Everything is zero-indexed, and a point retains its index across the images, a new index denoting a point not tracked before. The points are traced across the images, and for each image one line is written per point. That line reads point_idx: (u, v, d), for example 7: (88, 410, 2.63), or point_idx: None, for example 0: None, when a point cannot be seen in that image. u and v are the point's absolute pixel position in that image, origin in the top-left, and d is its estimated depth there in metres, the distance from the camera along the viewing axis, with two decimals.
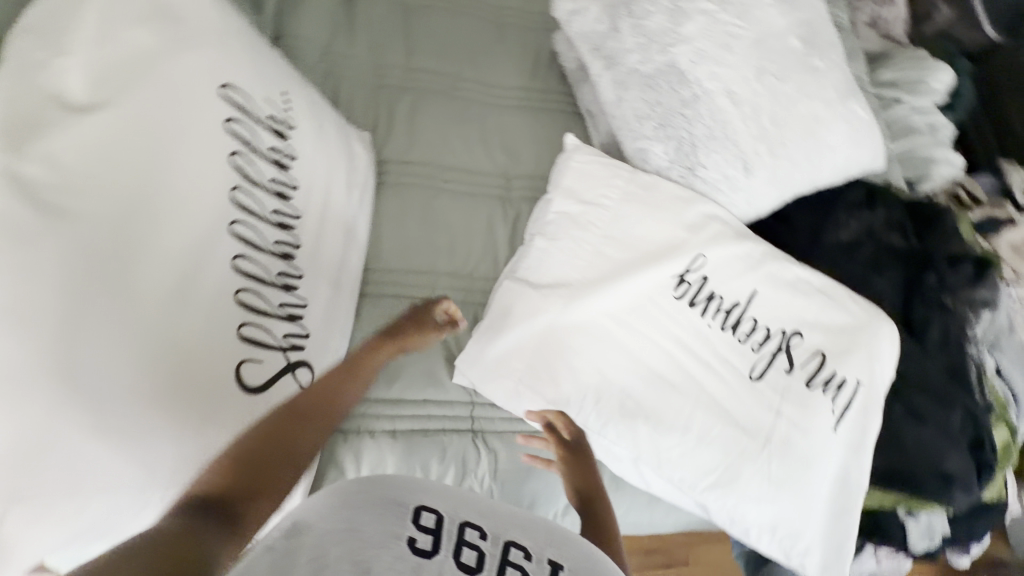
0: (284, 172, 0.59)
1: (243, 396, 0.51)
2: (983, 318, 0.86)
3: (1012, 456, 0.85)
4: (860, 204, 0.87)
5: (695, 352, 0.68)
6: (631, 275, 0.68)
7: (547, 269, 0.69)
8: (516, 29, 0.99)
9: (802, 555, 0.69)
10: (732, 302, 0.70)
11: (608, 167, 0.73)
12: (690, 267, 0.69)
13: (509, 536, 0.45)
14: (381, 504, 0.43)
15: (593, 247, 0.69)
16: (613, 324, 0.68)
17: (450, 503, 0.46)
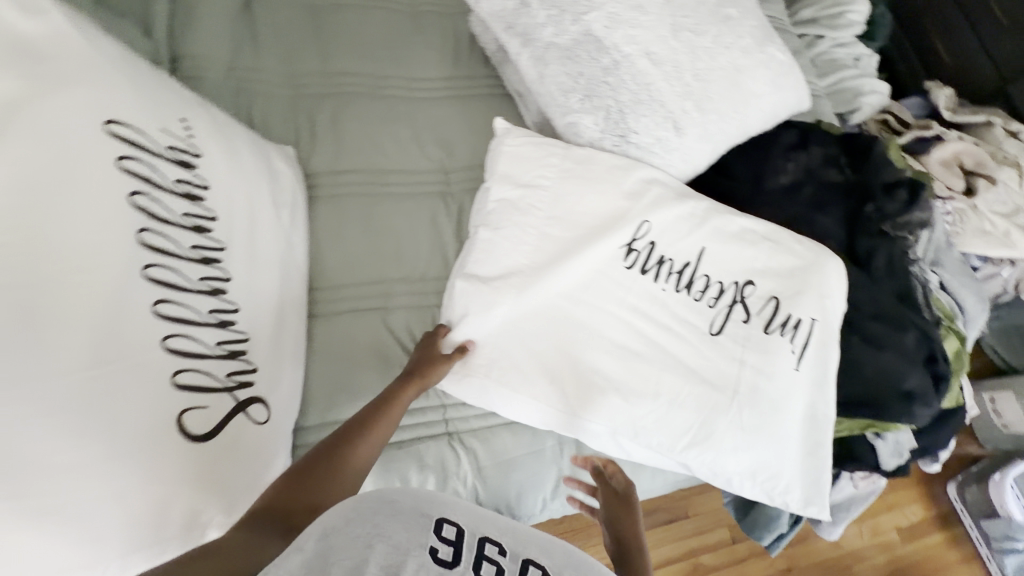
0: (197, 204, 0.55)
1: (190, 445, 0.48)
2: (923, 238, 0.89)
3: (964, 363, 0.89)
4: (794, 146, 0.88)
5: (654, 318, 0.69)
6: (579, 253, 0.68)
7: (495, 261, 0.68)
8: (430, 17, 0.95)
9: (784, 494, 0.72)
10: (683, 262, 0.70)
11: (541, 147, 0.71)
12: (636, 235, 0.69)
13: (527, 556, 0.51)
14: (409, 517, 0.49)
15: (536, 234, 0.69)
16: (568, 306, 0.68)
17: (471, 520, 0.52)
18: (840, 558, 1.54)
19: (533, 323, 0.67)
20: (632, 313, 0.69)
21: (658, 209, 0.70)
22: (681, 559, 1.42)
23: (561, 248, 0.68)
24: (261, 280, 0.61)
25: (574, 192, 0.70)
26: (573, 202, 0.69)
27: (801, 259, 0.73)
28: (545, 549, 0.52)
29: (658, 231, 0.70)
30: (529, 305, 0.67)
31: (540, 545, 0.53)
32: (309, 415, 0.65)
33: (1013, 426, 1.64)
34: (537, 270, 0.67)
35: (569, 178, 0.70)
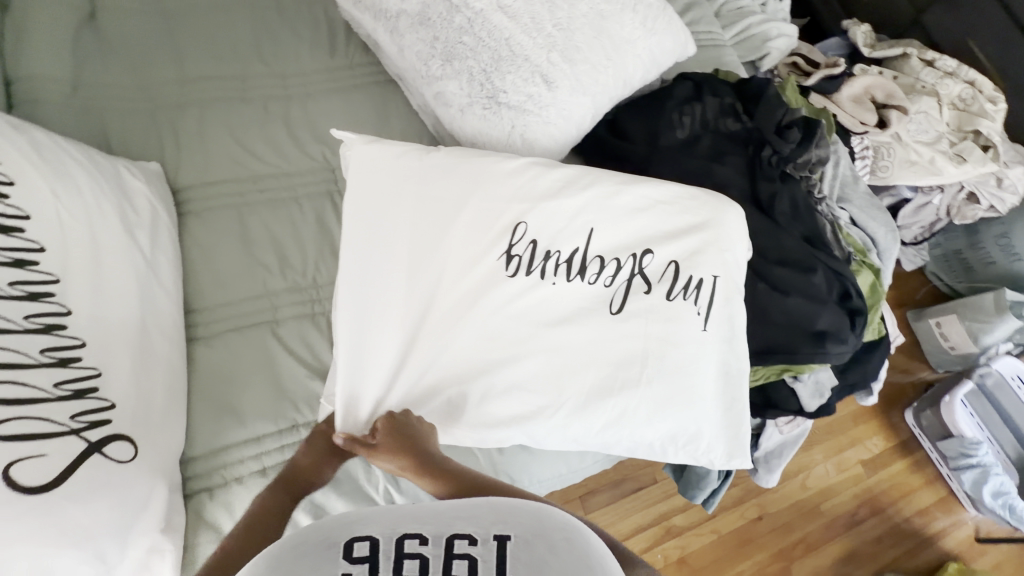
0: (15, 235, 0.51)
1: (27, 498, 0.44)
2: (826, 176, 0.89)
3: (882, 295, 0.89)
4: (688, 99, 0.87)
5: (551, 298, 0.65)
6: (455, 246, 0.64)
7: (376, 269, 0.65)
8: (298, 8, 0.90)
9: (708, 453, 0.70)
10: (572, 250, 0.66)
11: (396, 162, 0.67)
12: (513, 240, 0.64)
13: (450, 532, 0.47)
14: (316, 554, 0.44)
15: (404, 246, 0.64)
16: (446, 317, 0.63)
17: (387, 525, 0.47)
18: (808, 499, 1.57)
19: (418, 339, 0.63)
20: (528, 295, 0.64)
21: (541, 176, 0.67)
22: (652, 524, 1.43)
23: (432, 247, 0.64)
24: (115, 307, 0.56)
25: (448, 176, 0.66)
26: (449, 184, 0.65)
27: (698, 212, 0.71)
28: (471, 515, 0.48)
29: (544, 202, 0.66)
30: (408, 324, 0.63)
31: (465, 514, 0.48)
32: (197, 444, 0.62)
33: (960, 348, 1.69)
34: (409, 288, 0.64)
35: (439, 169, 0.66)
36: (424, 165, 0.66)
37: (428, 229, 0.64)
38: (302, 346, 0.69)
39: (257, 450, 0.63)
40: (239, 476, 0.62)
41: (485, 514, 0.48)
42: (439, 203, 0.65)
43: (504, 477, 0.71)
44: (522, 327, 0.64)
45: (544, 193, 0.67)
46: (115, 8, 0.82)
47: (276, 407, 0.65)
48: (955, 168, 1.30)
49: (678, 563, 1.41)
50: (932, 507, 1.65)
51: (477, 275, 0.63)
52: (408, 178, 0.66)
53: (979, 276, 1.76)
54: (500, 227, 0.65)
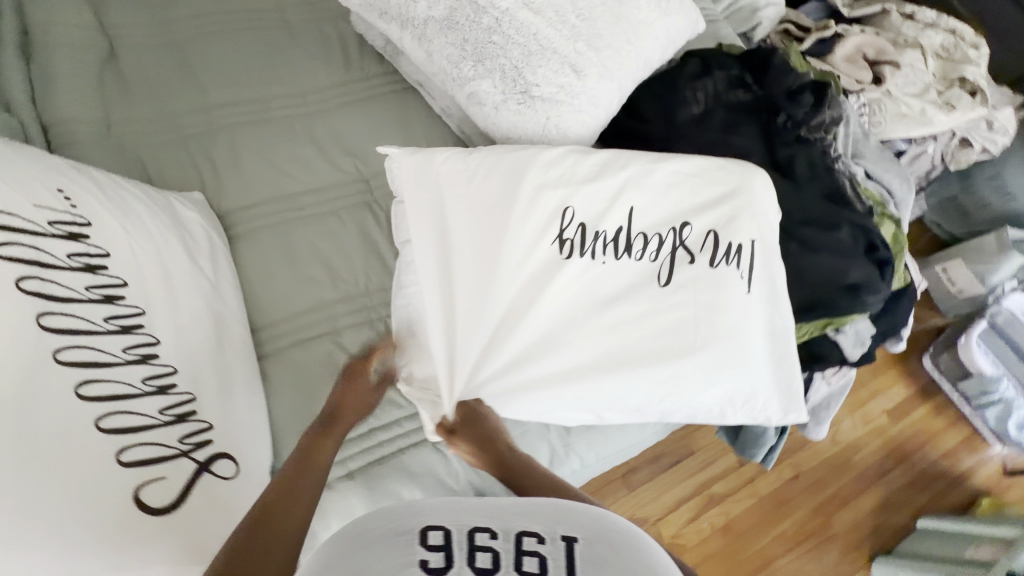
0: (99, 273, 0.53)
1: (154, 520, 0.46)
2: (840, 134, 0.92)
3: (904, 243, 0.93)
4: (699, 74, 0.90)
5: (603, 281, 0.68)
6: (512, 239, 0.66)
7: (445, 270, 0.66)
8: (309, 26, 0.92)
9: (764, 410, 0.73)
10: (618, 229, 0.69)
11: (446, 166, 0.69)
12: (564, 224, 0.67)
13: (518, 529, 0.49)
14: (390, 538, 0.47)
15: (467, 245, 0.66)
16: (518, 309, 0.65)
17: (454, 517, 0.50)
18: (839, 453, 1.61)
19: (496, 333, 0.64)
20: (584, 279, 0.67)
21: (578, 163, 0.69)
22: (694, 495, 1.46)
23: (492, 243, 0.66)
24: (192, 331, 0.58)
25: (493, 172, 0.68)
26: (494, 181, 0.68)
27: (726, 182, 0.74)
28: (533, 514, 0.51)
29: (584, 187, 0.69)
30: (483, 318, 0.64)
31: (526, 514, 0.50)
32: (283, 455, 0.64)
33: (966, 291, 1.74)
34: (479, 284, 0.65)
35: (484, 165, 0.69)
36: (471, 164, 0.68)
37: (480, 226, 0.66)
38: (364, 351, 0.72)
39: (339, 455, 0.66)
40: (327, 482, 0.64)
41: (547, 515, 0.50)
42: (489, 200, 0.67)
43: (571, 457, 0.75)
44: (585, 310, 0.67)
45: (581, 180, 0.69)
46: (131, 44, 0.83)
47: None
48: (945, 115, 1.33)
49: (723, 530, 1.45)
50: (958, 448, 1.70)
51: (541, 266, 0.66)
52: (458, 179, 0.68)
53: (975, 220, 1.82)
54: (548, 215, 0.67)
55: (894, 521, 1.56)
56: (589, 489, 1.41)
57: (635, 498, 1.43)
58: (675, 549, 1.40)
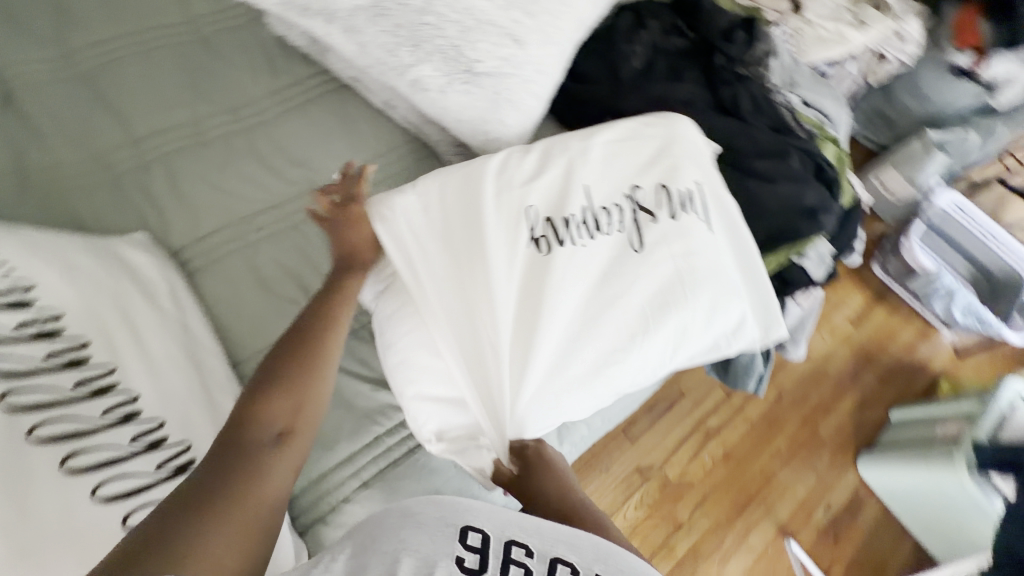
0: (57, 339, 0.51)
1: None
2: (774, 66, 0.95)
3: (846, 162, 0.98)
4: (634, 27, 0.91)
5: (591, 272, 0.68)
6: (493, 260, 0.64)
7: (433, 299, 0.64)
8: (225, 37, 0.87)
9: (749, 338, 0.75)
10: (585, 215, 0.69)
11: (399, 204, 0.66)
12: (532, 224, 0.67)
13: (554, 554, 0.53)
14: (436, 527, 0.52)
15: (455, 278, 0.64)
16: (528, 321, 0.64)
17: (498, 525, 0.55)
18: (813, 367, 1.72)
19: (515, 358, 0.63)
20: (577, 274, 0.67)
21: (521, 158, 0.71)
22: (692, 433, 1.53)
23: (475, 269, 0.64)
24: (173, 378, 0.56)
25: (440, 192, 0.67)
26: (450, 204, 0.67)
27: (661, 138, 0.75)
28: (573, 545, 0.54)
29: (537, 183, 0.69)
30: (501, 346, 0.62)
31: (565, 542, 0.54)
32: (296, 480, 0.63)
33: (902, 196, 1.86)
34: (481, 315, 0.63)
35: (432, 190, 0.67)
36: (421, 198, 0.66)
37: (453, 254, 0.65)
38: (356, 362, 0.70)
39: (353, 468, 0.65)
40: (345, 497, 0.63)
41: (587, 549, 0.54)
42: (449, 222, 0.66)
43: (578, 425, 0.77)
44: (588, 299, 0.67)
45: (536, 176, 0.70)
46: (28, 83, 0.75)
47: (356, 424, 0.66)
48: (859, 34, 1.40)
49: (724, 459, 1.53)
50: (915, 340, 1.84)
51: (534, 276, 0.65)
52: (414, 214, 0.66)
53: (900, 127, 1.94)
54: (511, 217, 0.67)
55: (870, 418, 1.69)
56: (594, 448, 1.46)
57: (638, 448, 1.48)
58: (683, 486, 1.47)
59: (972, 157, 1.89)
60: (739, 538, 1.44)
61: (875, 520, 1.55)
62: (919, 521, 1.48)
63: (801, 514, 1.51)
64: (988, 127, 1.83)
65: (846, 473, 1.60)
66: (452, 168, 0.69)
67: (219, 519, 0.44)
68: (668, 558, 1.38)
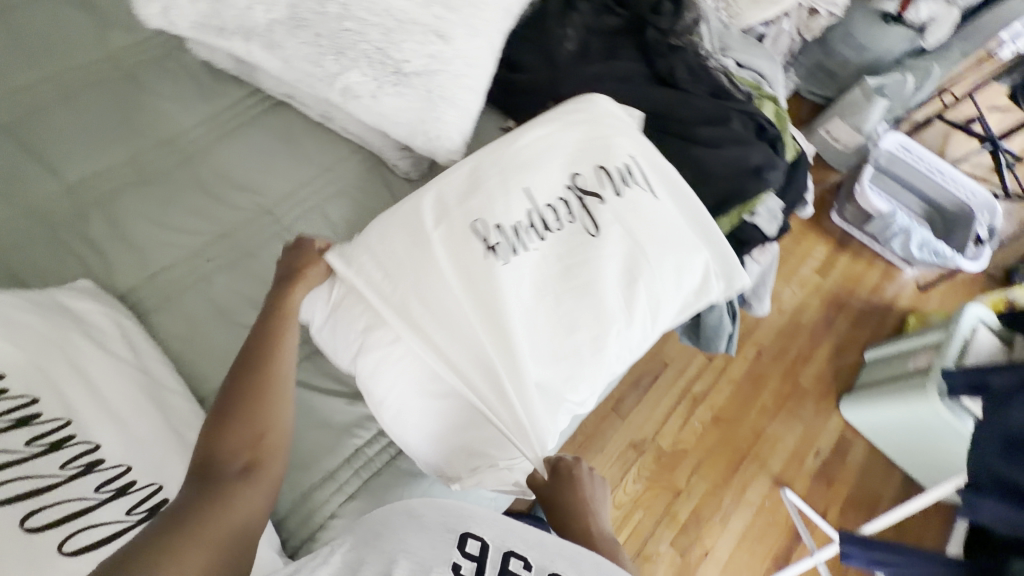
0: (2, 399, 0.49)
1: None
2: (704, 32, 0.96)
3: (786, 118, 1.00)
4: (563, 9, 0.91)
5: (560, 274, 0.68)
6: (453, 286, 0.64)
7: (408, 330, 0.63)
8: (149, 68, 0.85)
9: (709, 292, 0.76)
10: (536, 221, 0.69)
11: (339, 260, 0.64)
12: (484, 237, 0.66)
13: (552, 569, 0.53)
14: (437, 532, 0.53)
15: (421, 312, 0.63)
16: (504, 329, 0.63)
17: (497, 535, 0.55)
18: (788, 321, 1.77)
19: (501, 373, 0.63)
20: (539, 280, 0.68)
21: (448, 178, 0.70)
22: (680, 401, 1.56)
23: (437, 304, 0.64)
24: (137, 423, 0.54)
25: (376, 236, 0.66)
26: (389, 243, 0.66)
27: (584, 123, 0.76)
28: (571, 562, 0.54)
29: (478, 198, 0.68)
30: (490, 368, 0.63)
31: (565, 556, 0.54)
32: (280, 504, 0.63)
33: (852, 143, 1.91)
34: (458, 343, 0.63)
35: (367, 238, 0.67)
36: (358, 251, 0.65)
37: (410, 290, 0.64)
38: (328, 379, 0.70)
39: (335, 484, 0.65)
40: (333, 512, 0.63)
41: (586, 564, 0.54)
42: (396, 260, 0.65)
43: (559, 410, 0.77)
44: (558, 297, 0.68)
45: (478, 190, 0.69)
46: None
47: (335, 440, 0.66)
48: None
49: (714, 422, 1.56)
50: (880, 281, 1.91)
51: (500, 290, 0.64)
52: (357, 260, 0.65)
53: (841, 79, 2.00)
54: (460, 236, 0.66)
55: (847, 362, 1.75)
56: (587, 430, 1.47)
57: (630, 424, 1.50)
58: (678, 454, 1.49)
59: (912, 101, 1.91)
60: (737, 496, 1.47)
61: (863, 458, 1.61)
62: (902, 453, 1.54)
63: (793, 464, 1.56)
64: (924, 69, 1.86)
65: (831, 418, 1.65)
66: (383, 216, 0.68)
67: (191, 540, 0.43)
68: (672, 525, 1.41)
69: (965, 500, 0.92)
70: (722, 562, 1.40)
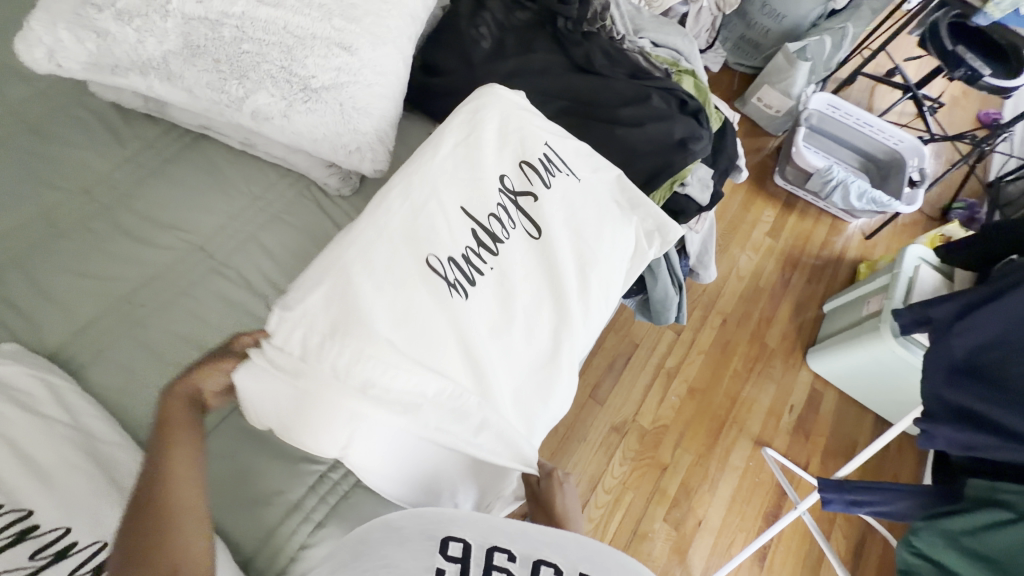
0: None
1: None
2: (616, 17, 0.99)
3: (707, 90, 1.03)
4: (474, 10, 0.92)
5: (529, 295, 0.67)
6: (433, 339, 0.58)
7: (398, 395, 0.54)
8: (54, 117, 0.82)
9: (640, 255, 0.78)
10: (493, 253, 0.66)
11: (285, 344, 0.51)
12: (441, 273, 0.61)
13: (537, 557, 0.52)
14: (418, 541, 0.51)
15: (409, 371, 0.54)
16: (488, 365, 0.61)
17: (479, 532, 0.54)
18: (748, 285, 1.82)
19: (494, 416, 0.60)
20: (505, 304, 0.65)
21: (389, 212, 0.60)
22: (655, 378, 1.58)
23: (420, 364, 0.56)
24: (73, 483, 0.52)
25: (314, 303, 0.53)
26: (342, 302, 0.53)
27: (495, 119, 0.73)
28: (559, 548, 0.53)
29: (428, 235, 0.62)
30: (487, 412, 0.60)
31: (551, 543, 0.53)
32: (244, 545, 0.60)
33: (783, 108, 1.99)
34: (452, 396, 0.57)
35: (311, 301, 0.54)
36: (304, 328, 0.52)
37: (383, 353, 0.53)
38: None
39: (301, 513, 0.63)
40: (302, 543, 0.61)
41: (573, 548, 0.53)
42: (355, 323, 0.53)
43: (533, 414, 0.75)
44: (526, 313, 0.67)
45: (426, 223, 0.62)
46: None
47: (295, 470, 0.64)
48: None
49: (690, 394, 1.59)
50: (828, 236, 1.98)
51: (476, 328, 0.61)
52: (290, 337, 0.51)
53: (765, 47, 2.10)
54: (420, 280, 0.59)
55: (808, 316, 1.81)
56: (567, 420, 1.48)
57: (610, 408, 1.52)
58: (659, 431, 1.51)
59: (834, 60, 1.98)
60: (722, 462, 1.50)
61: (836, 406, 1.66)
62: (870, 395, 1.60)
63: (770, 422, 1.60)
64: (839, 30, 1.91)
65: (800, 373, 1.70)
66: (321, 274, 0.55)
67: None
68: (663, 501, 1.43)
69: (922, 429, 0.96)
70: (716, 528, 1.42)
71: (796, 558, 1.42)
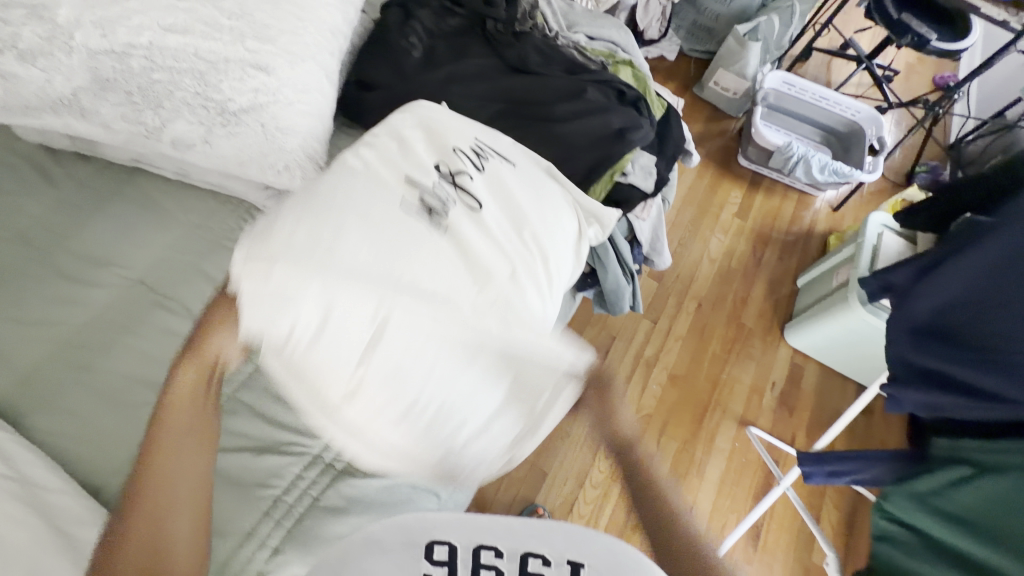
0: None
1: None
2: (548, 15, 0.99)
3: (647, 78, 1.03)
4: (404, 21, 0.92)
5: (493, 257, 0.63)
6: (423, 261, 0.57)
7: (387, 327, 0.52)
8: None
9: (585, 239, 0.77)
10: (444, 220, 0.62)
11: (247, 322, 0.49)
12: (429, 197, 0.62)
13: (524, 549, 0.51)
14: (400, 552, 0.50)
15: (392, 308, 0.53)
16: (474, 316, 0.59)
17: (463, 531, 0.52)
18: (720, 267, 1.83)
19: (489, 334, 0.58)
20: (471, 263, 0.61)
21: (322, 191, 0.57)
22: (634, 368, 1.58)
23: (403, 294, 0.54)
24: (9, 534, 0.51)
25: (253, 277, 0.50)
26: (317, 239, 0.53)
27: (415, 121, 0.71)
28: (544, 537, 0.52)
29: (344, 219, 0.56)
30: (472, 344, 0.57)
31: (538, 534, 0.52)
32: None
33: (740, 90, 2.01)
34: (445, 322, 0.56)
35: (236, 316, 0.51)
36: (259, 306, 0.50)
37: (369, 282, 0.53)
38: (228, 437, 0.66)
39: (256, 540, 0.61)
40: (259, 570, 0.60)
41: (559, 538, 0.52)
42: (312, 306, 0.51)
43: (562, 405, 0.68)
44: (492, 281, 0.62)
45: (364, 199, 0.58)
46: None
47: (246, 496, 0.63)
48: None
49: (671, 380, 1.59)
50: (796, 211, 2.00)
51: (450, 290, 0.57)
52: (265, 273, 0.50)
53: (718, 32, 2.12)
54: (401, 217, 0.58)
55: (783, 293, 1.82)
56: None
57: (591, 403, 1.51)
58: (643, 420, 1.51)
59: (785, 39, 2.01)
60: (708, 445, 1.50)
61: (818, 380, 1.67)
62: (850, 365, 1.61)
63: (753, 402, 1.60)
64: (787, 8, 1.94)
65: (779, 349, 1.71)
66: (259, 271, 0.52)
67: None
68: (652, 489, 1.42)
69: (889, 394, 0.97)
70: (707, 512, 1.42)
71: (789, 534, 1.42)
